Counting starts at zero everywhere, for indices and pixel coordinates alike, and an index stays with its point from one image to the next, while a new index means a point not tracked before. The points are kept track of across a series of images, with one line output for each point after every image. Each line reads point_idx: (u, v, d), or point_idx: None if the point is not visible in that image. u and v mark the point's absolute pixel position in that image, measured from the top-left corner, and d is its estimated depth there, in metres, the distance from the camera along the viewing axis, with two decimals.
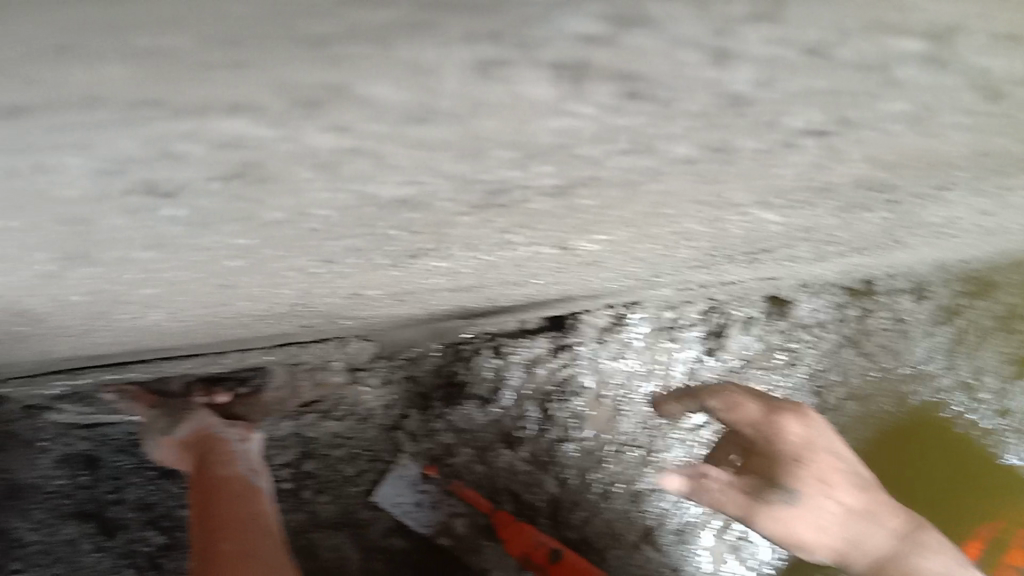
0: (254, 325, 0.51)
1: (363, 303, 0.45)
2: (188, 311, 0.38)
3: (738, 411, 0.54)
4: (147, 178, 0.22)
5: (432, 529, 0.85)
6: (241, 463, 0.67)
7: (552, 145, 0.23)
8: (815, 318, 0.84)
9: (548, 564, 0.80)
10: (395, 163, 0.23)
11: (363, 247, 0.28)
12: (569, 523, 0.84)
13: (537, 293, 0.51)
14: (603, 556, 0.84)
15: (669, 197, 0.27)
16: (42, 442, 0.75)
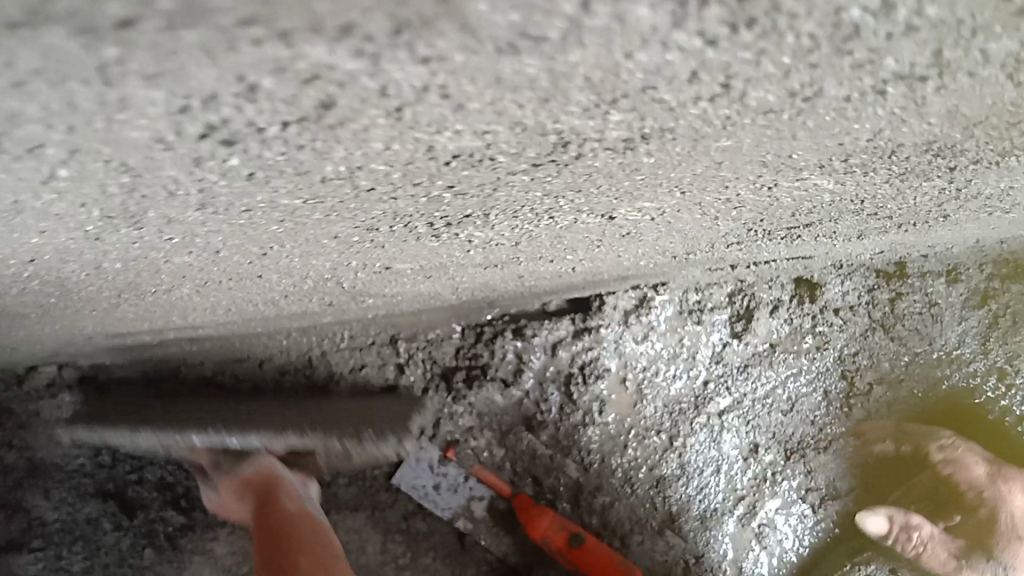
0: (283, 303, 0.50)
1: (392, 279, 0.44)
2: (215, 283, 0.38)
3: (966, 476, 0.85)
4: (210, 122, 0.20)
5: (452, 513, 0.81)
6: (303, 501, 0.64)
7: (638, 86, 0.20)
8: (844, 300, 0.83)
9: (569, 550, 0.77)
10: (472, 105, 0.20)
11: (394, 207, 0.26)
12: (592, 508, 0.80)
13: (567, 272, 0.50)
14: (625, 544, 0.80)
15: (732, 154, 0.25)
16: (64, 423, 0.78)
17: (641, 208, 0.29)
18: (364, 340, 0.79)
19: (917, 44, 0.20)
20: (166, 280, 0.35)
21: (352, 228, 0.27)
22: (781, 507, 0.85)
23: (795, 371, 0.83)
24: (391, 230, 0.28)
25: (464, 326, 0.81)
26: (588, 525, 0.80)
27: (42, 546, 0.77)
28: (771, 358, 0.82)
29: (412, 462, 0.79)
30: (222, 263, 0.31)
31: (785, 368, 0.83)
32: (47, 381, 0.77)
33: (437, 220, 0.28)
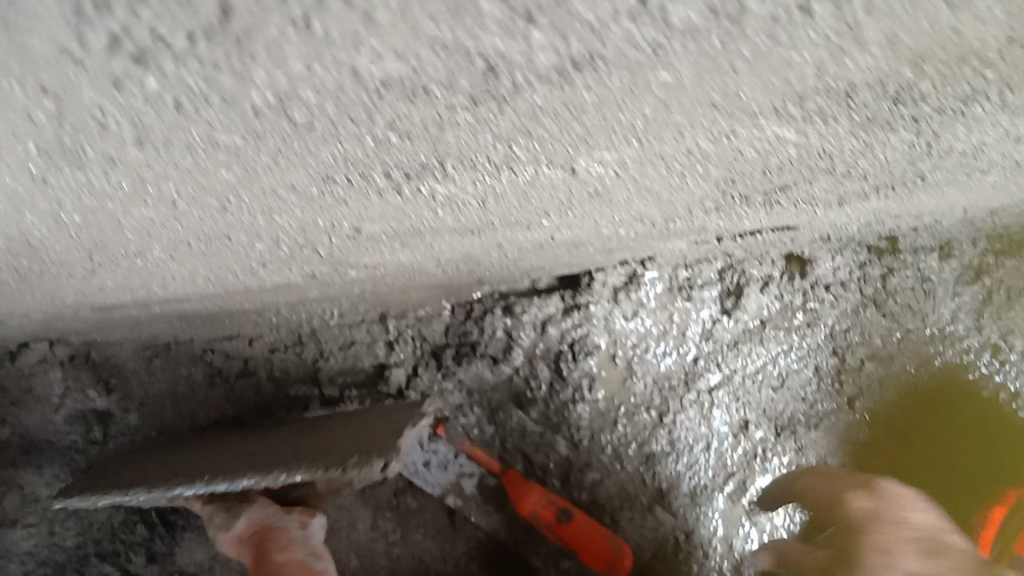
0: (262, 272, 0.50)
1: (368, 246, 0.44)
2: (189, 247, 0.37)
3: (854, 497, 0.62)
4: (107, 62, 0.19)
5: (441, 490, 0.81)
6: (301, 550, 0.68)
7: (546, 31, 0.19)
8: (835, 276, 0.83)
9: (558, 524, 0.79)
10: (370, 53, 0.19)
11: (341, 169, 0.26)
12: (582, 484, 0.81)
13: (547, 240, 0.50)
14: (615, 521, 0.81)
15: (674, 109, 0.24)
16: (54, 397, 0.78)
17: (602, 160, 0.28)
18: (354, 317, 0.79)
19: None
20: (138, 242, 0.34)
21: (306, 184, 0.27)
22: None
23: (785, 348, 0.83)
24: (353, 185, 0.28)
25: (454, 303, 0.80)
26: (575, 498, 0.81)
27: (36, 522, 0.79)
28: (762, 335, 0.82)
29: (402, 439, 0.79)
30: (184, 220, 0.30)
31: (775, 345, 0.83)
32: (38, 360, 0.77)
33: (401, 177, 0.27)
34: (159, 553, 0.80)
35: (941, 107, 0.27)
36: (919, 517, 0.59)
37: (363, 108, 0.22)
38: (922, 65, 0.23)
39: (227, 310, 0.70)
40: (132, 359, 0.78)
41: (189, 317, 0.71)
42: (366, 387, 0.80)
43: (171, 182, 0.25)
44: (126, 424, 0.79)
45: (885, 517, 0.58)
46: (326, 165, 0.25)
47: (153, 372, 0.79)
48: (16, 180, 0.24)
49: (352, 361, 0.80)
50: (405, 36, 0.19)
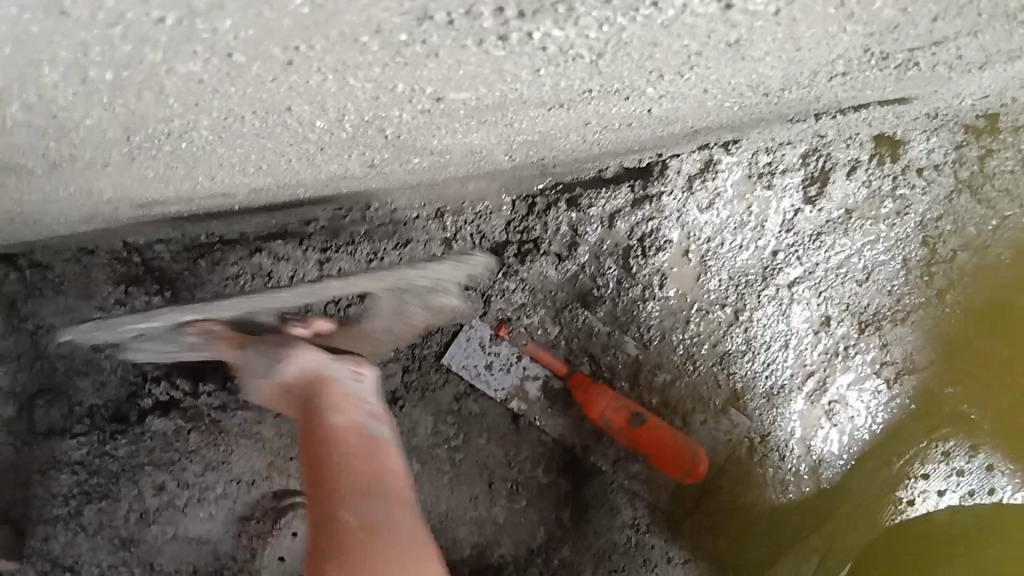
0: (319, 159, 0.45)
1: (441, 123, 0.38)
2: (242, 121, 0.32)
3: None
4: None
5: (505, 394, 0.78)
6: (357, 401, 0.58)
7: None
8: (928, 160, 0.74)
9: (628, 430, 0.74)
10: None
11: None
12: (652, 384, 0.77)
13: (641, 117, 0.44)
14: (688, 424, 0.77)
15: None
16: (105, 307, 0.75)
17: None
18: (407, 214, 0.75)
19: None
20: (181, 112, 0.29)
21: (395, 24, 0.22)
22: (855, 381, 0.77)
23: (872, 239, 0.75)
24: (453, 24, 0.22)
25: (514, 198, 0.76)
26: (645, 399, 0.77)
27: (86, 431, 0.76)
28: (846, 225, 0.75)
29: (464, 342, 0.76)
30: (235, 79, 0.25)
31: (861, 236, 0.75)
32: (72, 259, 0.75)
33: (515, 11, 0.22)
34: (216, 460, 0.76)
35: None
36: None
37: None
38: None
39: (220, 212, 0.67)
40: (177, 261, 0.76)
41: (188, 219, 0.67)
42: None
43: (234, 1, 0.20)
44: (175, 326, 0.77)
45: None
46: None
47: (201, 275, 0.76)
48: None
49: (407, 263, 0.76)
50: None
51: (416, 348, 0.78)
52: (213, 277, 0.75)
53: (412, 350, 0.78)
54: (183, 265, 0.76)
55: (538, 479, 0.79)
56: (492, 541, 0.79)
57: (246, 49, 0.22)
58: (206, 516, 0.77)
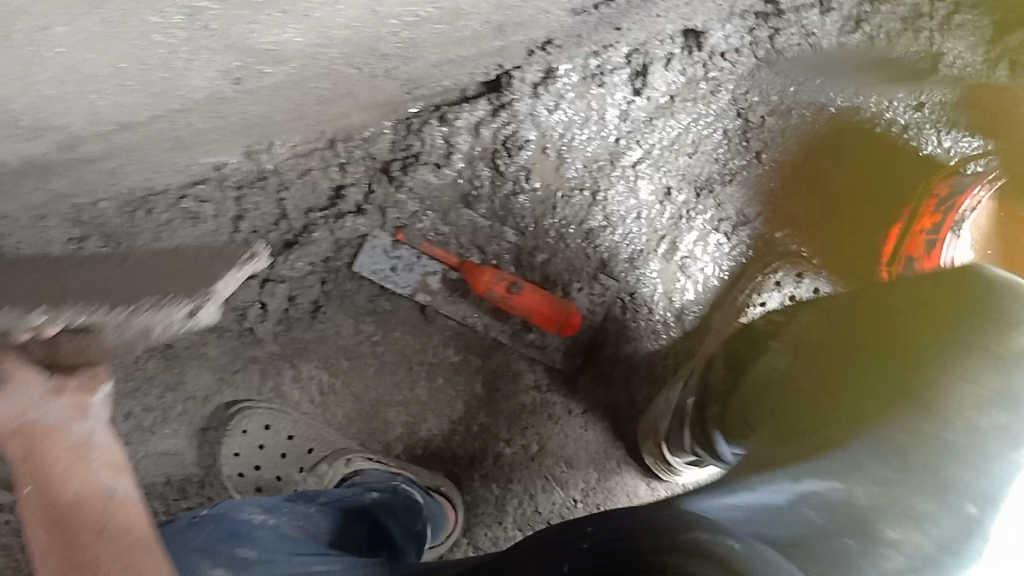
0: (177, 65, 0.59)
1: (254, 16, 0.53)
2: (89, 8, 0.46)
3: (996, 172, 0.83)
4: None
5: (411, 290, 0.92)
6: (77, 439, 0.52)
7: None
8: (727, 44, 0.87)
9: (511, 295, 0.90)
10: None
11: None
12: (533, 263, 0.92)
13: (414, 1, 0.59)
14: (567, 292, 0.93)
15: None
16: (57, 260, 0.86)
17: None
18: (305, 147, 0.87)
19: None
20: None
21: None
22: (699, 239, 0.95)
23: (696, 117, 0.90)
24: None
25: (393, 121, 0.87)
26: (529, 277, 0.93)
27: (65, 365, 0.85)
28: (671, 109, 0.90)
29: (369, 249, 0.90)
30: None
31: (685, 115, 0.90)
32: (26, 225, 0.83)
33: None
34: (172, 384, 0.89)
35: None
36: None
37: None
38: None
39: (145, 161, 0.80)
40: (117, 214, 0.87)
41: (119, 174, 0.81)
42: (328, 210, 0.90)
43: None
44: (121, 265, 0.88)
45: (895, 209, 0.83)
46: None
47: (138, 223, 0.88)
48: None
49: (311, 188, 0.89)
50: None
51: (330, 263, 0.91)
52: (149, 219, 0.88)
53: (326, 263, 0.91)
54: (121, 214, 0.87)
55: (450, 358, 0.95)
56: (418, 419, 0.96)
57: None
58: (171, 432, 0.90)
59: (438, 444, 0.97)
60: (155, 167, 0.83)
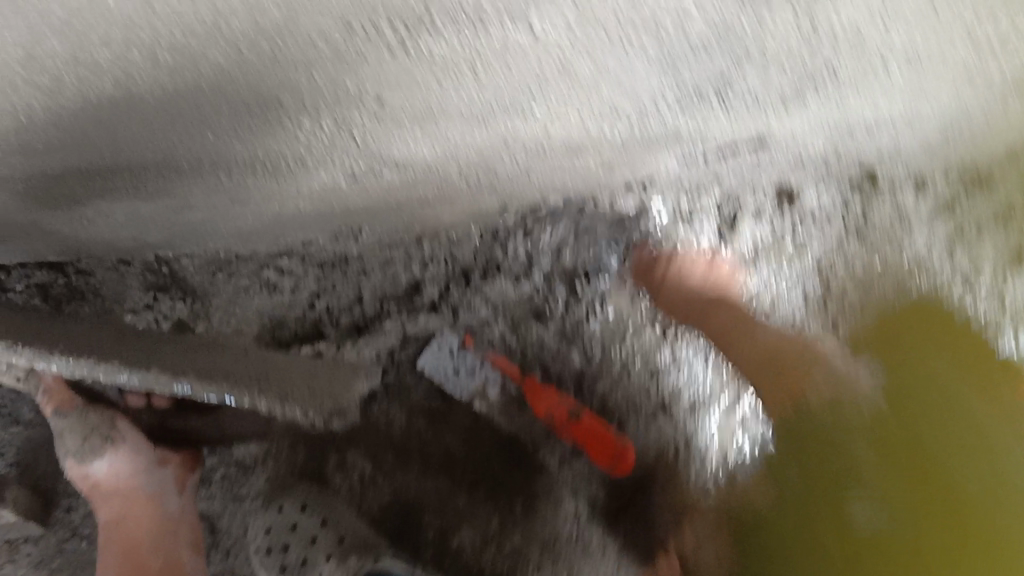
0: (308, 164, 0.62)
1: (392, 130, 0.55)
2: (247, 113, 0.48)
3: (685, 275, 0.90)
4: None
5: (469, 395, 0.94)
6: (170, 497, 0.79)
7: None
8: (820, 209, 0.88)
9: (569, 423, 0.92)
10: None
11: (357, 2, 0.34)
12: (593, 392, 0.94)
13: (545, 138, 0.60)
14: (622, 427, 0.94)
15: None
16: (130, 306, 0.92)
17: (547, 19, 0.38)
18: (393, 240, 0.89)
19: None
20: (205, 100, 0.45)
21: (334, 33, 0.37)
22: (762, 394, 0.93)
23: (776, 272, 0.92)
24: (368, 38, 0.38)
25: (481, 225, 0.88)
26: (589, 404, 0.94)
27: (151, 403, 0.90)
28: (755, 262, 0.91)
29: (435, 349, 0.91)
30: (239, 71, 0.41)
31: (767, 270, 0.92)
32: (111, 269, 0.91)
33: (404, 33, 0.38)
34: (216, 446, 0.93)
35: None
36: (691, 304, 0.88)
37: None
38: None
39: (237, 231, 0.84)
40: (197, 272, 0.92)
41: (209, 237, 0.85)
42: (403, 301, 0.92)
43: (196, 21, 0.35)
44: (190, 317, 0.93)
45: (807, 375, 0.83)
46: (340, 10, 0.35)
47: (218, 284, 0.92)
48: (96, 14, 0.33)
49: (391, 277, 0.91)
50: None
51: (396, 354, 0.93)
52: (227, 283, 0.92)
53: (392, 353, 0.93)
54: (201, 274, 0.92)
55: (494, 471, 0.95)
56: (452, 526, 0.94)
57: (216, 46, 0.37)
58: (208, 495, 0.93)
59: (467, 557, 0.94)
60: (240, 238, 0.86)
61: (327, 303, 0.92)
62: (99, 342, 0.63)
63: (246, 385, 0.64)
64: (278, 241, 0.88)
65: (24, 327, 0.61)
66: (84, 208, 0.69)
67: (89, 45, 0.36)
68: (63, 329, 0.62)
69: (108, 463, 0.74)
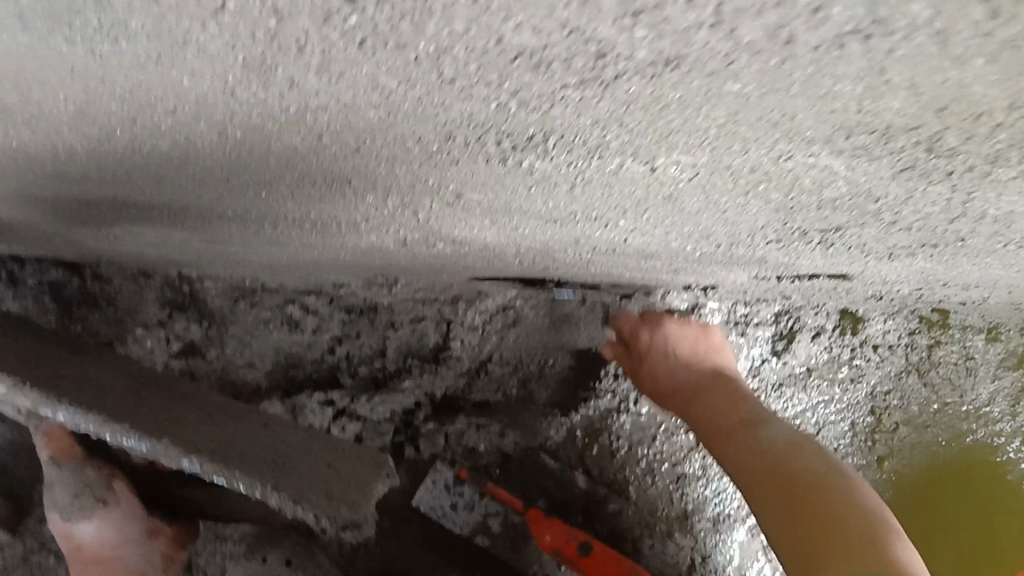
0: (363, 228, 0.57)
1: (461, 215, 0.50)
2: (309, 185, 0.43)
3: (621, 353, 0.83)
4: (177, 20, 0.22)
5: (469, 529, 0.86)
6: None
7: (649, 61, 0.22)
8: (885, 338, 0.83)
9: (576, 558, 0.81)
10: (471, 39, 0.22)
11: (473, 118, 0.29)
12: (602, 515, 0.87)
13: (620, 244, 0.55)
14: (637, 547, 0.86)
15: (762, 121, 0.27)
16: (141, 320, 0.83)
17: (678, 162, 0.33)
18: (428, 295, 0.85)
19: (921, 69, 0.22)
20: (270, 170, 0.40)
21: (433, 138, 0.32)
22: None
23: (826, 399, 0.83)
24: (467, 146, 0.33)
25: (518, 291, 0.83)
26: (598, 530, 0.86)
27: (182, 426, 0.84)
28: (806, 381, 0.82)
29: (427, 485, 0.85)
30: (315, 153, 0.36)
31: (817, 393, 0.83)
32: (129, 278, 0.83)
33: (510, 147, 0.33)
34: None
35: (962, 171, 0.32)
36: (684, 340, 0.73)
37: (471, 81, 0.25)
38: (958, 124, 0.26)
39: (270, 265, 0.78)
40: (219, 296, 0.84)
41: (242, 265, 0.79)
42: (428, 364, 0.86)
43: (282, 112, 0.29)
44: (203, 340, 0.84)
45: (752, 432, 0.64)
46: (449, 121, 0.30)
47: (237, 312, 0.84)
48: (169, 95, 0.28)
49: (420, 335, 0.85)
50: (522, 48, 0.22)
51: (407, 431, 0.85)
52: (250, 312, 0.84)
53: (406, 418, 0.85)
54: (223, 296, 0.84)
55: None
56: None
57: (296, 132, 0.32)
58: None
59: None
60: (274, 268, 0.80)
61: (348, 352, 0.85)
62: (101, 394, 0.52)
63: (258, 472, 0.50)
64: (312, 277, 0.83)
65: (32, 358, 0.53)
66: (107, 224, 0.63)
67: (150, 113, 0.30)
68: (74, 373, 0.54)
69: (91, 524, 0.56)
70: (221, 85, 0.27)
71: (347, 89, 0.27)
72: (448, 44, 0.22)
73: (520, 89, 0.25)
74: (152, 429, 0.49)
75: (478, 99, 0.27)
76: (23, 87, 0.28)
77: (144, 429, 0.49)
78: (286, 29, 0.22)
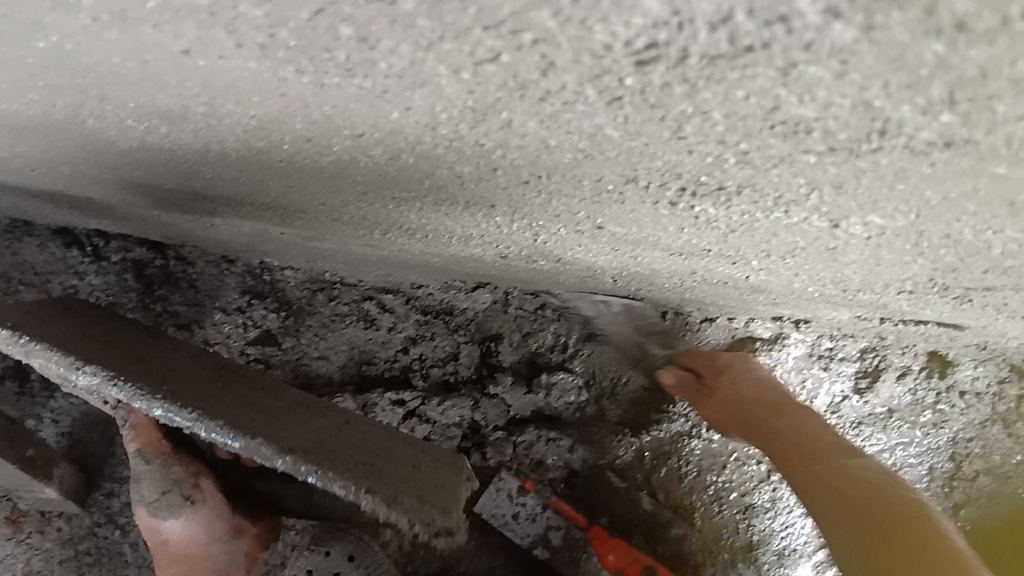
0: (471, 241, 0.56)
1: (583, 242, 0.49)
2: (439, 203, 0.42)
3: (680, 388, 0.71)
4: (440, 61, 0.21)
5: (529, 542, 0.76)
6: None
7: (930, 141, 0.21)
8: (974, 386, 0.72)
9: None
10: (744, 108, 0.21)
11: (677, 170, 0.28)
12: (665, 538, 0.77)
13: (737, 279, 0.54)
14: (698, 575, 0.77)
15: (995, 201, 0.26)
16: (219, 303, 0.79)
17: (869, 223, 0.31)
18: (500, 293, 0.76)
19: None
20: (416, 189, 0.38)
21: (615, 180, 0.31)
22: None
23: (905, 442, 0.75)
24: (645, 190, 0.32)
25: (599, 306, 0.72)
26: (660, 552, 0.77)
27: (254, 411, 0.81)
28: (885, 422, 0.74)
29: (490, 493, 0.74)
30: (477, 182, 0.34)
31: (896, 435, 0.74)
32: (213, 262, 0.80)
33: (692, 194, 0.31)
34: None
35: None
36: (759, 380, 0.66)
37: (706, 142, 0.24)
38: None
39: (352, 256, 0.73)
40: (298, 287, 0.80)
41: (325, 257, 0.75)
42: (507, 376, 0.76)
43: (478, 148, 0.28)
44: (281, 329, 0.78)
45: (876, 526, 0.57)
46: (647, 169, 0.29)
47: (316, 305, 0.79)
48: (371, 124, 0.27)
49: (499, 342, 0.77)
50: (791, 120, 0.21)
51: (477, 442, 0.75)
52: (331, 304, 0.79)
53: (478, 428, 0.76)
54: (303, 285, 0.79)
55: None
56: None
57: (474, 164, 0.31)
58: None
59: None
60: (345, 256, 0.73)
61: (422, 352, 0.77)
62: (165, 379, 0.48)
63: (353, 474, 0.46)
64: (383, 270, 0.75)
65: (131, 347, 0.52)
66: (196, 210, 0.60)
67: (333, 135, 0.29)
68: (170, 360, 0.52)
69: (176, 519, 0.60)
70: (433, 122, 0.26)
71: (565, 133, 0.25)
72: (711, 109, 0.21)
73: (753, 152, 0.24)
74: (247, 422, 0.46)
75: (700, 157, 0.25)
76: (218, 102, 0.28)
77: (235, 422, 0.46)
78: (545, 80, 0.21)
